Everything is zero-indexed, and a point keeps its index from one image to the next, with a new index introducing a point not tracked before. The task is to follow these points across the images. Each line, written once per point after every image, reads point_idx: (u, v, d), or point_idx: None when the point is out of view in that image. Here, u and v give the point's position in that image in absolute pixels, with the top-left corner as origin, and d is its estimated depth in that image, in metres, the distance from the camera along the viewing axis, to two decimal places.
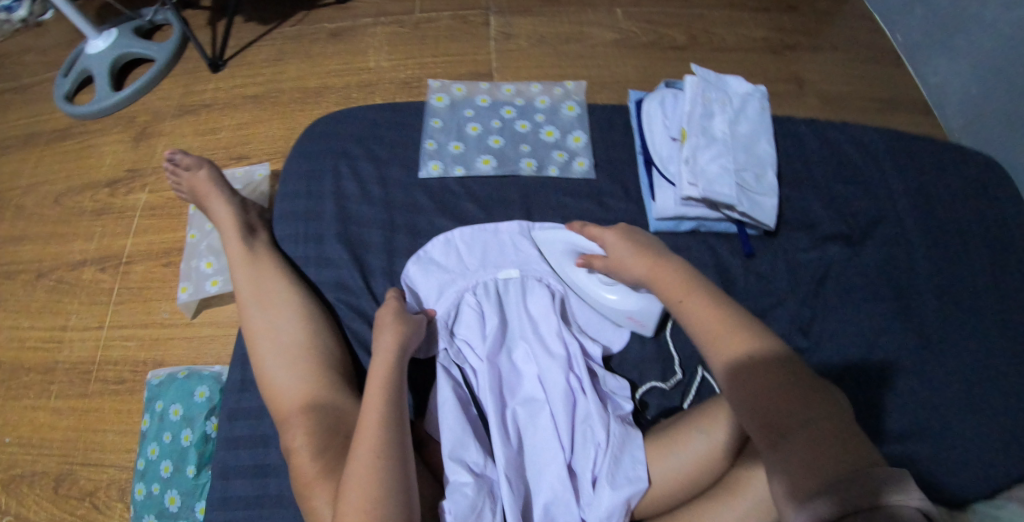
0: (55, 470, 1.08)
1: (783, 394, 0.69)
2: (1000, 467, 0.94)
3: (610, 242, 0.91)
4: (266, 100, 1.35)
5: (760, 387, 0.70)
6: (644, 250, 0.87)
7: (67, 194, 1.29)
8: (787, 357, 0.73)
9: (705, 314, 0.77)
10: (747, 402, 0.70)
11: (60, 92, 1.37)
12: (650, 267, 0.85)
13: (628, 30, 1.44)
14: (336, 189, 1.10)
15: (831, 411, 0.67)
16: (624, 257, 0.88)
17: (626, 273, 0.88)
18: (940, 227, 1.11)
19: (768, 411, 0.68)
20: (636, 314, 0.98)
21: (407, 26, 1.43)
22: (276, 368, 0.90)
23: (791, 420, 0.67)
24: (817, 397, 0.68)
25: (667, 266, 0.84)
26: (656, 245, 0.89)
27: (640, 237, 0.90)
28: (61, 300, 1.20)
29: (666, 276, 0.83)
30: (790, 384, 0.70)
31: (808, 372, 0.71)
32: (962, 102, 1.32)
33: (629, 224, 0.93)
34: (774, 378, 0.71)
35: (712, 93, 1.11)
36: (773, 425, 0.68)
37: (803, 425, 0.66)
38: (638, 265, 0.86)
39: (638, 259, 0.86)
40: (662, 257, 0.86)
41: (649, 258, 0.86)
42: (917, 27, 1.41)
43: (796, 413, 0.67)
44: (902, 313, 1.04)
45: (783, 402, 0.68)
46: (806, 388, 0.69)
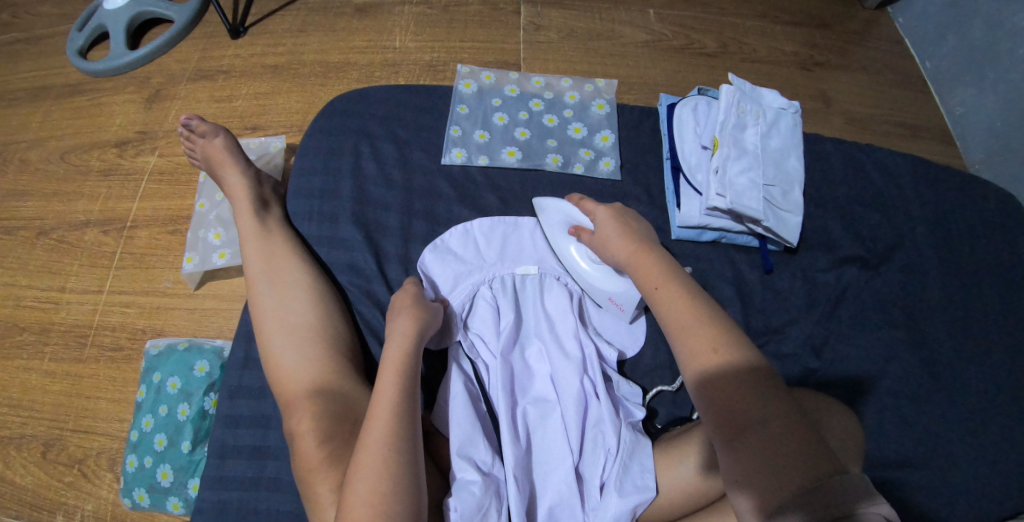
0: (45, 435, 1.05)
1: (744, 390, 0.71)
2: (1001, 503, 0.94)
3: (601, 222, 0.92)
4: (286, 72, 1.31)
5: (723, 379, 0.73)
6: (630, 235, 0.89)
7: (73, 152, 1.26)
8: (749, 353, 0.74)
9: (681, 302, 0.79)
10: (710, 393, 0.73)
11: (73, 46, 1.33)
12: (634, 251, 0.87)
13: (659, 32, 1.42)
14: (356, 170, 1.08)
15: (787, 408, 0.70)
16: (610, 238, 0.90)
17: (608, 255, 0.90)
18: (959, 258, 1.11)
19: (729, 405, 0.71)
20: (617, 296, 0.94)
21: (435, 8, 1.40)
22: (284, 349, 0.88)
23: (750, 419, 0.70)
24: (777, 395, 0.71)
25: (651, 254, 0.86)
26: (643, 231, 0.91)
27: (630, 221, 0.92)
28: (60, 260, 1.17)
29: (648, 262, 0.85)
30: (753, 380, 0.72)
31: (768, 369, 0.73)
32: (986, 134, 1.32)
33: (623, 206, 0.95)
34: (738, 371, 0.73)
35: (746, 105, 1.09)
36: (731, 421, 0.70)
37: (760, 424, 0.69)
38: (622, 249, 0.88)
39: (624, 244, 0.88)
40: (647, 245, 0.87)
41: (634, 244, 0.88)
42: (948, 54, 1.41)
43: (754, 412, 0.70)
44: (915, 340, 1.03)
45: (743, 398, 0.71)
46: (767, 386, 0.72)
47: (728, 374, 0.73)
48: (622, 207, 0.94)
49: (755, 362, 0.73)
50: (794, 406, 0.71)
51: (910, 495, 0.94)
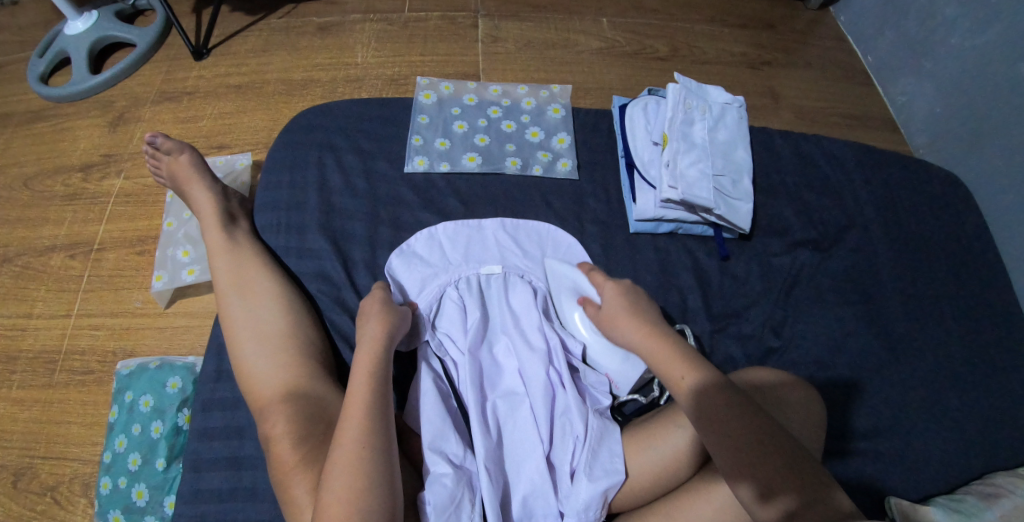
0: (15, 464, 1.04)
1: (789, 482, 0.72)
2: (957, 467, 0.98)
3: (608, 300, 0.91)
4: (250, 91, 1.33)
5: (765, 472, 0.72)
6: (640, 315, 0.88)
7: (37, 178, 1.26)
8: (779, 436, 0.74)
9: (705, 391, 0.78)
10: (756, 486, 0.72)
11: (34, 73, 1.34)
12: (647, 333, 0.85)
13: (613, 39, 1.47)
14: (321, 181, 1.10)
15: (828, 493, 0.72)
16: (619, 316, 0.89)
17: (617, 333, 0.89)
18: (906, 237, 1.16)
19: (775, 498, 0.71)
20: (615, 371, 0.97)
21: (395, 24, 1.43)
22: (255, 356, 0.89)
23: (799, 510, 0.71)
24: (816, 481, 0.72)
25: (664, 336, 0.85)
26: (649, 309, 0.90)
27: (637, 299, 0.91)
28: (26, 287, 1.17)
29: (663, 345, 0.84)
30: (793, 462, 0.73)
31: (797, 450, 0.74)
32: (926, 121, 1.39)
33: (630, 282, 0.94)
34: (778, 460, 0.73)
35: (693, 101, 1.14)
36: (782, 513, 0.71)
37: (810, 512, 0.70)
38: (633, 331, 0.86)
39: (637, 324, 0.87)
40: (658, 326, 0.86)
41: (647, 326, 0.86)
42: (886, 49, 1.48)
43: (802, 502, 0.71)
44: (868, 316, 1.08)
45: (789, 490, 0.72)
46: (807, 472, 0.73)
47: (772, 461, 0.73)
48: (628, 283, 0.94)
49: (789, 447, 0.74)
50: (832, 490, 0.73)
51: (873, 464, 0.97)
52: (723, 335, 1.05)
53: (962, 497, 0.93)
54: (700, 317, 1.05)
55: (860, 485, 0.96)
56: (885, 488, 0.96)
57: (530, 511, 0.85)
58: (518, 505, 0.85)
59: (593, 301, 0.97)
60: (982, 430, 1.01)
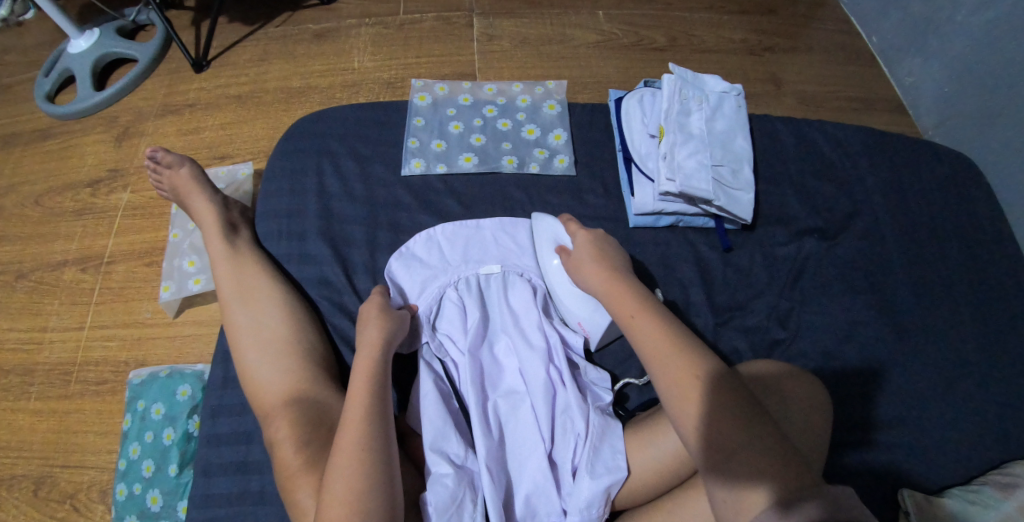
0: (35, 474, 1.07)
1: (728, 414, 0.72)
2: (972, 456, 0.96)
3: (578, 247, 0.93)
4: (250, 100, 1.35)
5: (703, 403, 0.73)
6: (604, 261, 0.90)
7: (48, 195, 1.29)
8: (725, 376, 0.75)
9: (655, 325, 0.80)
10: (694, 413, 0.74)
11: (41, 92, 1.38)
12: (608, 277, 0.88)
13: (610, 32, 1.46)
14: (320, 187, 1.11)
15: (768, 429, 0.72)
16: (584, 262, 0.91)
17: (582, 279, 0.91)
18: (914, 222, 1.13)
19: (710, 424, 0.72)
20: (586, 319, 0.97)
21: (391, 27, 1.44)
22: (258, 363, 0.90)
23: (734, 442, 0.71)
24: (758, 419, 0.72)
25: (624, 279, 0.87)
26: (615, 256, 0.92)
27: (605, 246, 0.93)
28: (41, 301, 1.20)
29: (622, 288, 0.86)
30: (735, 401, 0.73)
31: (745, 393, 0.74)
32: (935, 101, 1.36)
33: (603, 232, 0.96)
34: (719, 394, 0.74)
35: (688, 91, 1.13)
36: (716, 445, 0.72)
37: (745, 446, 0.71)
38: (596, 275, 0.89)
39: (600, 270, 0.89)
40: (621, 272, 0.89)
41: (609, 271, 0.89)
42: (891, 29, 1.45)
43: (739, 435, 0.71)
44: (877, 304, 1.06)
45: (725, 422, 0.72)
46: (748, 409, 0.73)
47: (714, 399, 0.73)
48: (600, 233, 0.96)
49: (732, 383, 0.75)
50: (773, 426, 0.72)
51: (884, 454, 0.96)
52: (727, 328, 1.04)
53: (979, 488, 0.91)
54: (703, 310, 1.04)
55: (872, 476, 0.94)
56: (897, 479, 0.94)
57: (533, 509, 0.85)
58: (521, 504, 0.85)
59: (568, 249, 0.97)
60: (998, 417, 0.99)
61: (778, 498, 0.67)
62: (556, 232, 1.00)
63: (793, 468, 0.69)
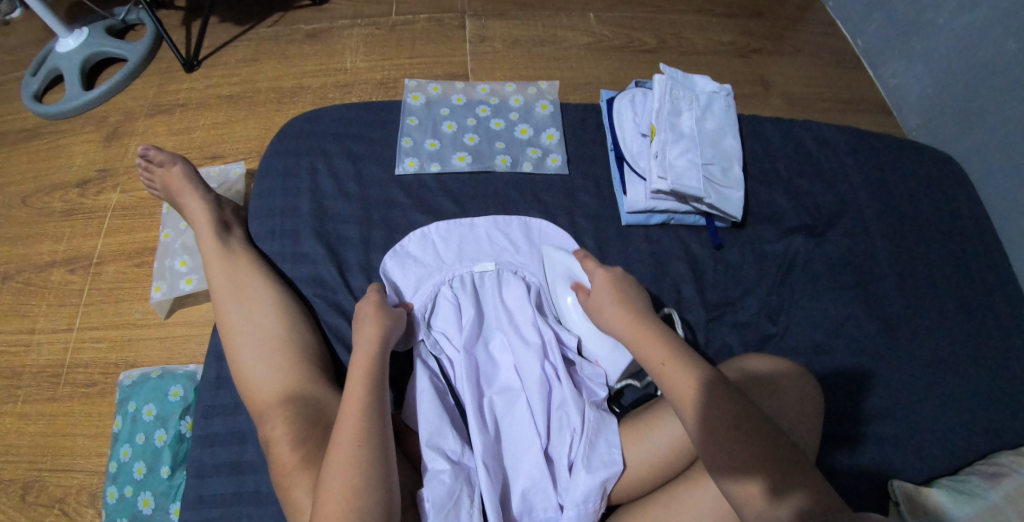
0: (23, 477, 1.06)
1: (772, 472, 0.71)
2: (959, 448, 0.98)
3: (598, 288, 0.92)
4: (242, 100, 1.35)
5: (744, 457, 0.72)
6: (627, 304, 0.88)
7: (35, 195, 1.27)
8: (764, 425, 0.74)
9: (688, 377, 0.78)
10: (736, 470, 0.72)
11: (28, 91, 1.36)
12: (632, 320, 0.86)
13: (600, 34, 1.48)
14: (314, 187, 1.11)
15: (809, 477, 0.70)
16: (606, 303, 0.89)
17: (604, 320, 0.89)
18: (900, 218, 1.15)
19: (758, 485, 0.70)
20: (604, 358, 0.97)
21: (383, 28, 1.45)
22: (253, 361, 0.90)
23: (782, 500, 0.69)
24: (801, 471, 0.71)
25: (649, 324, 0.85)
26: (637, 297, 0.90)
27: (626, 287, 0.91)
28: (28, 302, 1.18)
29: (651, 334, 0.84)
30: (776, 451, 0.72)
31: (785, 442, 0.73)
32: (918, 102, 1.38)
33: (621, 269, 0.95)
34: (762, 450, 0.72)
35: (679, 91, 1.15)
36: (761, 502, 0.70)
37: (794, 505, 0.69)
38: (620, 319, 0.87)
39: (623, 312, 0.87)
40: (644, 315, 0.87)
41: (634, 315, 0.87)
42: (876, 32, 1.48)
43: (786, 493, 0.69)
44: (864, 299, 1.08)
45: (771, 480, 0.70)
46: (788, 461, 0.71)
47: (754, 452, 0.72)
48: (617, 270, 0.94)
49: (771, 434, 0.73)
50: (814, 476, 0.71)
51: (874, 447, 0.97)
52: (719, 324, 1.05)
53: (967, 478, 0.93)
54: (695, 307, 1.06)
55: (862, 469, 0.96)
56: (887, 471, 0.96)
57: (530, 504, 0.86)
58: (518, 499, 0.86)
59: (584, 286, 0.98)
60: (983, 408, 1.01)
61: None
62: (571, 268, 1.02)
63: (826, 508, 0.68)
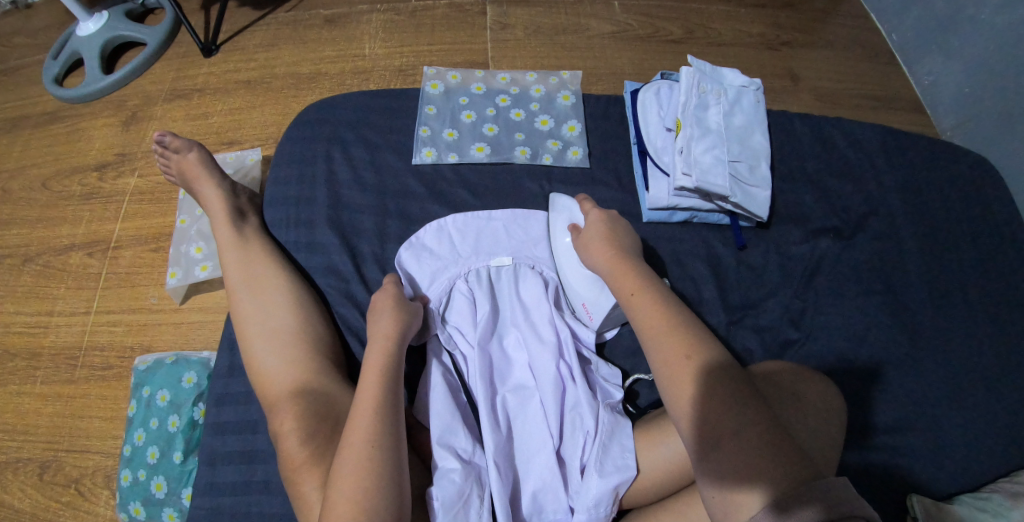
0: (40, 457, 1.07)
1: (716, 399, 0.73)
2: (986, 464, 0.95)
3: (588, 224, 0.94)
4: (260, 86, 1.34)
5: (698, 387, 0.74)
6: (612, 241, 0.90)
7: (56, 178, 1.28)
8: (727, 366, 0.75)
9: (654, 307, 0.81)
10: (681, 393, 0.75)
11: (49, 74, 1.36)
12: (613, 255, 0.89)
13: (624, 23, 1.44)
14: (330, 176, 1.10)
15: (756, 412, 0.72)
16: (592, 239, 0.92)
17: (587, 254, 0.92)
18: (932, 223, 1.11)
19: (701, 408, 0.73)
20: (590, 301, 0.95)
21: (402, 14, 1.42)
22: (265, 352, 0.89)
23: (723, 429, 0.71)
24: (750, 405, 0.72)
25: (629, 260, 0.88)
26: (626, 237, 0.92)
27: (616, 227, 0.93)
28: (47, 285, 1.19)
29: (628, 269, 0.87)
30: (734, 389, 0.73)
31: (744, 383, 0.74)
32: (955, 100, 1.33)
33: (616, 212, 0.96)
34: (711, 380, 0.74)
35: (707, 85, 1.11)
36: (708, 427, 0.72)
37: (736, 434, 0.71)
38: (601, 253, 0.90)
39: (606, 248, 0.90)
40: (627, 254, 0.89)
41: (615, 251, 0.89)
42: (912, 24, 1.42)
43: (729, 421, 0.71)
44: (892, 306, 1.04)
45: (716, 406, 0.72)
46: (744, 399, 0.73)
47: (709, 383, 0.74)
48: (614, 213, 0.96)
49: (731, 373, 0.75)
50: (770, 419, 0.72)
51: (897, 459, 0.94)
52: (740, 327, 1.02)
53: (989, 496, 0.90)
54: (715, 308, 1.03)
55: (883, 481, 0.93)
56: (909, 484, 0.93)
57: (541, 507, 0.84)
58: (529, 501, 0.84)
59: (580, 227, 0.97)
60: (1013, 423, 0.97)
61: (769, 498, 0.67)
62: (573, 211, 1.00)
63: (777, 451, 0.69)
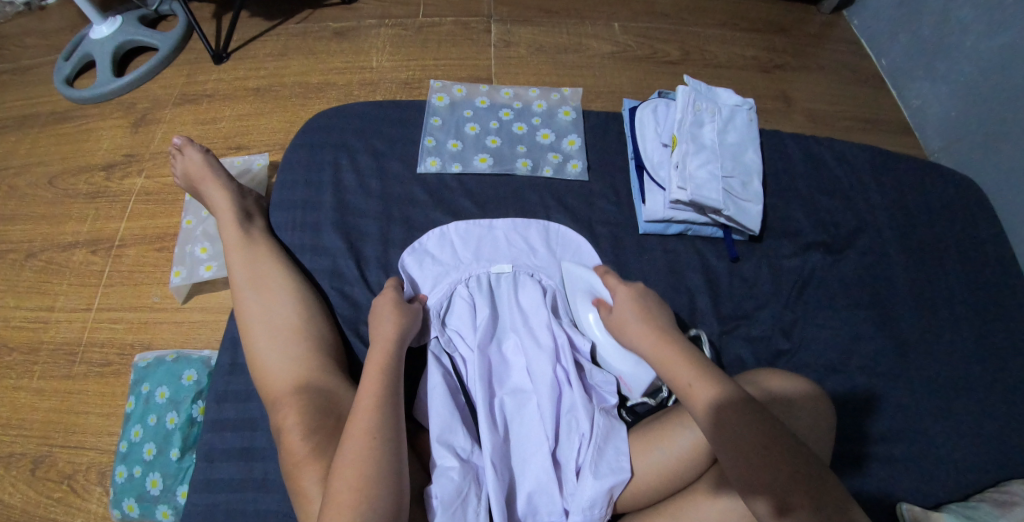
0: (34, 452, 1.07)
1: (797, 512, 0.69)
2: (971, 475, 0.97)
3: (620, 304, 0.92)
4: (269, 94, 1.37)
5: (781, 484, 0.71)
6: (669, 343, 0.84)
7: (62, 177, 1.30)
8: (797, 449, 0.73)
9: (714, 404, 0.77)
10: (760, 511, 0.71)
11: (60, 75, 1.39)
12: (655, 338, 0.85)
13: (625, 44, 1.49)
14: (336, 180, 1.12)
15: (837, 494, 0.71)
16: (630, 321, 0.89)
17: (628, 338, 0.89)
18: (919, 240, 1.15)
19: (785, 520, 0.70)
20: (628, 375, 0.96)
21: (410, 29, 1.47)
22: (268, 349, 0.91)
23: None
24: (835, 492, 0.71)
25: (674, 344, 0.84)
26: (657, 311, 0.91)
27: (646, 303, 0.92)
28: (49, 280, 1.20)
29: (673, 349, 0.83)
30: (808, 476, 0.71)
31: (815, 466, 0.72)
32: (942, 124, 1.38)
33: (641, 284, 0.95)
34: (791, 469, 0.72)
35: (702, 103, 1.16)
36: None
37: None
38: (643, 337, 0.87)
39: (647, 330, 0.87)
40: (666, 333, 0.86)
41: (657, 331, 0.86)
42: (901, 52, 1.47)
43: (820, 511, 0.69)
44: (880, 320, 1.07)
45: (804, 497, 0.70)
46: (821, 480, 0.71)
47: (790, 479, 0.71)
48: (639, 286, 0.95)
49: (802, 459, 0.72)
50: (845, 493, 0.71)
51: (884, 469, 0.97)
52: (732, 337, 1.05)
53: (977, 504, 0.92)
54: (710, 318, 1.06)
55: (870, 490, 0.95)
56: (895, 494, 0.95)
57: (536, 508, 0.86)
58: (524, 502, 0.86)
59: (607, 302, 0.98)
60: (997, 436, 1.00)
61: None
62: (591, 282, 1.01)
63: None
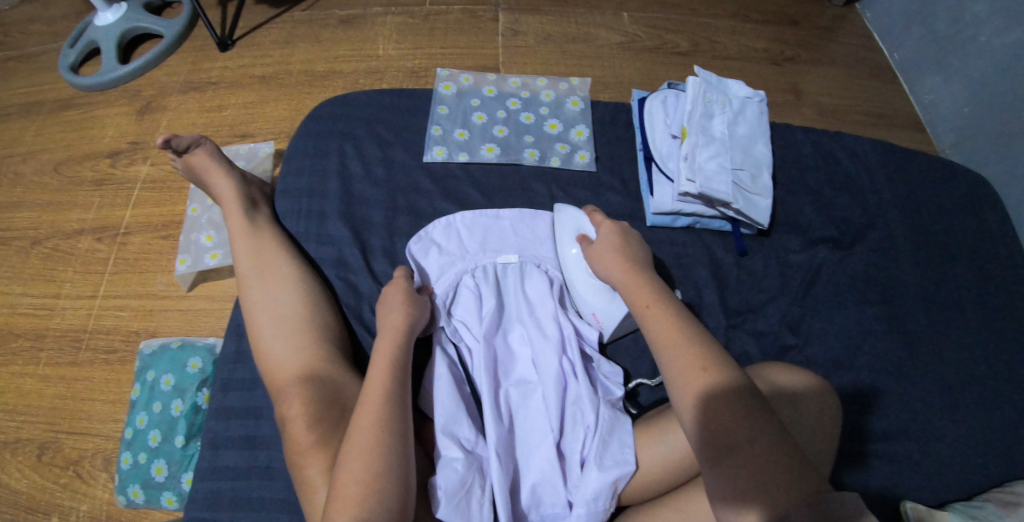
0: (40, 439, 1.07)
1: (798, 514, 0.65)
2: (977, 472, 0.96)
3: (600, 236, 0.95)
4: (275, 81, 1.36)
5: (707, 400, 0.73)
6: (635, 271, 0.88)
7: (68, 164, 1.29)
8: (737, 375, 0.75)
9: (710, 390, 0.73)
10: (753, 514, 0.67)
11: (65, 62, 1.38)
12: (627, 268, 0.89)
13: (634, 34, 1.47)
14: (342, 169, 1.12)
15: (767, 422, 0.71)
16: (605, 252, 0.93)
17: (602, 267, 0.93)
18: (928, 237, 1.14)
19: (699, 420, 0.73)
20: (601, 311, 0.97)
21: (417, 17, 1.45)
22: (274, 338, 0.91)
23: (738, 436, 0.70)
24: (763, 416, 0.71)
25: (643, 274, 0.88)
26: (637, 248, 0.93)
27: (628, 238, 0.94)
28: (54, 268, 1.20)
29: (639, 278, 0.88)
30: (740, 397, 0.72)
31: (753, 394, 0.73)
32: (954, 120, 1.36)
33: (627, 225, 0.97)
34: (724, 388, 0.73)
35: (713, 94, 1.14)
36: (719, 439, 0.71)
37: (749, 441, 0.70)
38: (616, 265, 0.90)
39: (619, 260, 0.90)
40: (641, 267, 0.90)
41: (629, 262, 0.90)
42: (914, 45, 1.45)
43: (740, 429, 0.70)
44: (887, 317, 1.06)
45: (727, 412, 0.72)
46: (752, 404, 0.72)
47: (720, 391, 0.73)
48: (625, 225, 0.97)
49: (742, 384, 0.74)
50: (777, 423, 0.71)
51: (889, 466, 0.96)
52: (739, 331, 1.04)
53: (982, 504, 0.91)
54: (716, 312, 1.05)
55: (874, 487, 0.95)
56: (900, 491, 0.95)
57: (540, 500, 0.85)
58: (528, 493, 0.85)
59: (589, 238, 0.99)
60: (1004, 434, 0.99)
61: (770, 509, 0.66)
62: (579, 221, 1.02)
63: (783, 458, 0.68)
